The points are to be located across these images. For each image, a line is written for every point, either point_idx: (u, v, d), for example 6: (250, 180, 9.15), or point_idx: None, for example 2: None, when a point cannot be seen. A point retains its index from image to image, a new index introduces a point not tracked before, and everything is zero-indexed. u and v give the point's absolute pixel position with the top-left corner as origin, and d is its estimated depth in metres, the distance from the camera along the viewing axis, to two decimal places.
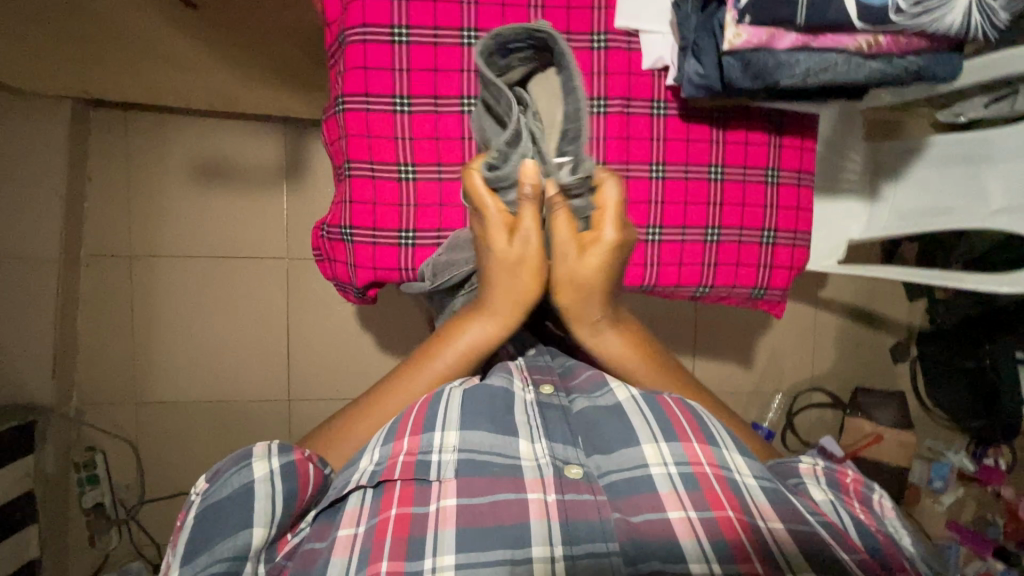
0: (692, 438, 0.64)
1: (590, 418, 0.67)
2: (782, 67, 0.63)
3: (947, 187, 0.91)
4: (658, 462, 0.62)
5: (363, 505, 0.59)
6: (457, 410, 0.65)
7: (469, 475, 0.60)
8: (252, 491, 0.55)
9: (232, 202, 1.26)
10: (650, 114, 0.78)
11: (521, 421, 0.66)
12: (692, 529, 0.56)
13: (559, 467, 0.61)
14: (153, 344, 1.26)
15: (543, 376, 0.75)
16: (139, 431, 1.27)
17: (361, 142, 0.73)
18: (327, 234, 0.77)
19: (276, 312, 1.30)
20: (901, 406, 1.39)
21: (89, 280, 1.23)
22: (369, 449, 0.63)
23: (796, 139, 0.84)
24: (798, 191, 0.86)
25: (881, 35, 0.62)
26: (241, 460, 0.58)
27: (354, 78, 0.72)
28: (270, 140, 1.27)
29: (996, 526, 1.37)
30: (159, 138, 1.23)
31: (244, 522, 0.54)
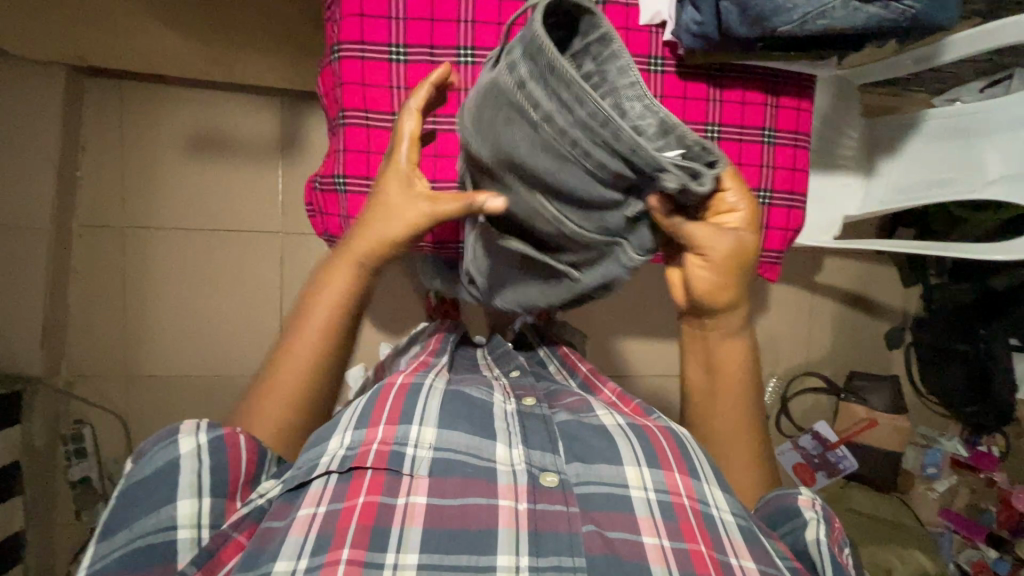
0: (675, 468, 0.63)
1: (574, 431, 0.68)
2: (779, 12, 0.63)
3: (942, 162, 0.92)
4: (639, 486, 0.62)
5: (327, 488, 0.57)
6: (435, 410, 0.65)
7: (441, 474, 0.59)
8: (177, 464, 0.56)
9: (226, 174, 1.25)
10: (648, 70, 0.78)
11: (500, 427, 0.67)
12: (663, 556, 0.56)
13: (533, 476, 0.62)
14: (144, 317, 1.25)
15: (525, 391, 0.78)
16: (129, 406, 1.25)
17: (355, 91, 0.73)
18: (320, 186, 0.78)
19: (269, 286, 1.29)
20: (894, 389, 1.38)
21: (80, 251, 1.21)
22: (339, 432, 0.62)
23: (793, 100, 0.84)
24: (794, 152, 0.86)
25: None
26: (167, 437, 0.58)
27: (350, 26, 0.72)
28: (266, 112, 1.26)
29: (990, 513, 1.37)
30: (154, 108, 1.22)
31: (170, 496, 0.55)
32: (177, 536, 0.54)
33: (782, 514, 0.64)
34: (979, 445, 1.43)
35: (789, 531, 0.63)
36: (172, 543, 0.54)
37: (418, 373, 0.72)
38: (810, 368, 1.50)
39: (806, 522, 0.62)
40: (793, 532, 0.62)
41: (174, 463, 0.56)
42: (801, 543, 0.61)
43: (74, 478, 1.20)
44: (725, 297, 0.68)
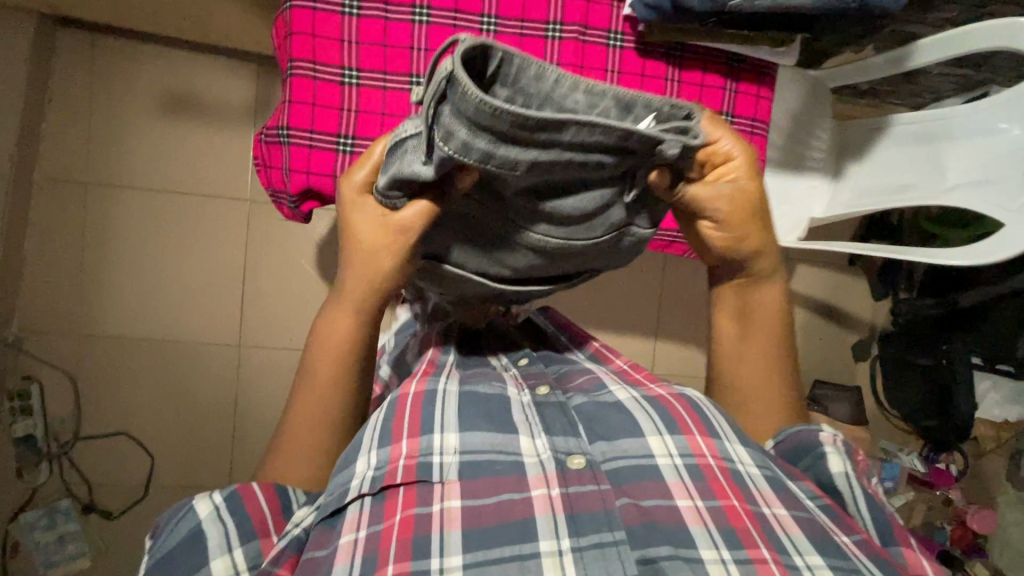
0: (696, 433, 0.64)
1: (591, 411, 0.68)
2: None
3: (907, 166, 0.92)
4: (664, 454, 0.62)
5: (364, 512, 0.57)
6: (453, 413, 0.65)
7: (472, 475, 0.59)
8: (201, 531, 0.54)
9: (196, 136, 1.23)
10: (606, 44, 0.81)
11: (520, 419, 0.66)
12: (699, 517, 0.56)
13: (561, 460, 0.61)
14: (104, 277, 1.22)
15: (538, 379, 0.76)
16: (82, 366, 1.23)
17: (305, 40, 0.77)
18: (267, 137, 0.82)
19: (233, 254, 1.27)
20: (854, 400, 1.37)
21: (43, 204, 1.19)
22: (365, 452, 0.61)
23: (752, 87, 0.86)
24: (751, 139, 0.87)
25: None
26: (183, 508, 0.56)
27: None
28: (241, 76, 1.24)
29: (943, 531, 1.42)
30: (128, 64, 1.20)
31: (199, 561, 0.53)
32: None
33: (800, 448, 0.65)
34: (937, 461, 1.43)
35: (812, 463, 0.64)
36: None
37: (431, 377, 0.70)
38: None
39: (826, 455, 0.63)
40: (812, 467, 0.64)
41: (198, 532, 0.54)
42: (826, 479, 0.62)
43: (18, 436, 1.17)
44: (749, 240, 0.68)
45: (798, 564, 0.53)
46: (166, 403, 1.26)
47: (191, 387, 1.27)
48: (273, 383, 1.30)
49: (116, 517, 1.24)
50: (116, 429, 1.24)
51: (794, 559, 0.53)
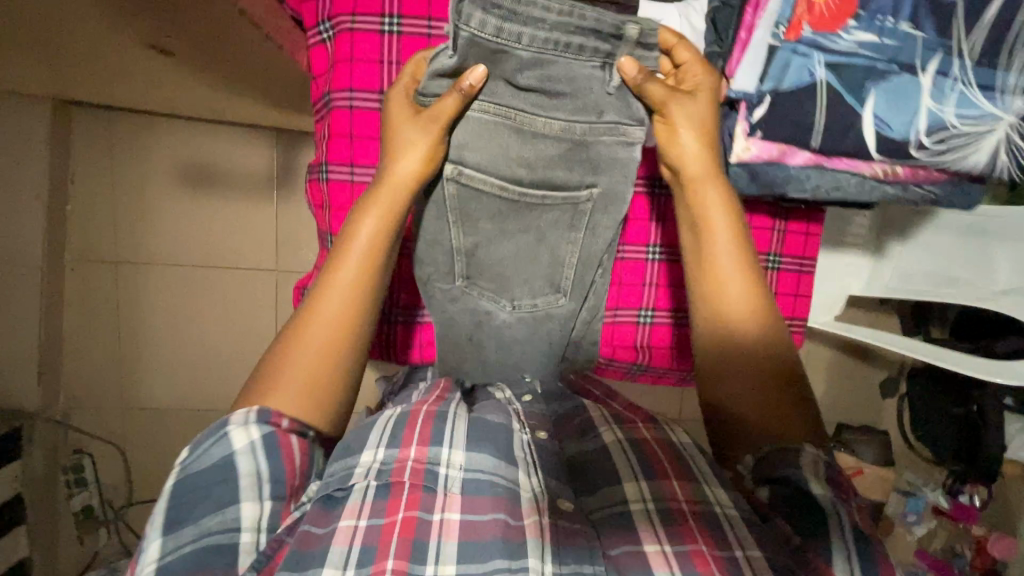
0: (670, 475, 0.60)
1: (579, 464, 0.66)
2: (792, 181, 0.67)
3: (951, 257, 0.90)
4: (635, 498, 0.58)
5: (367, 500, 0.54)
6: (463, 431, 0.62)
7: (475, 493, 0.56)
8: (232, 464, 0.52)
9: (217, 209, 1.22)
10: (649, 193, 0.85)
11: (519, 456, 0.62)
12: (666, 561, 0.52)
13: (552, 497, 0.58)
14: (140, 351, 1.25)
15: (538, 421, 0.70)
16: (127, 437, 1.27)
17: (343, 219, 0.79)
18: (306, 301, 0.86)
19: (262, 324, 1.27)
20: (885, 442, 1.39)
21: (76, 282, 1.21)
22: (372, 446, 0.58)
23: (802, 224, 0.83)
24: (799, 277, 0.84)
25: (898, 166, 0.65)
26: (218, 430, 0.54)
27: (340, 148, 0.77)
28: (262, 147, 1.21)
29: (963, 559, 1.43)
30: (147, 141, 1.18)
31: (233, 496, 0.51)
32: (239, 540, 0.50)
33: (773, 465, 0.57)
34: (960, 495, 1.40)
35: (770, 458, 0.58)
36: (235, 546, 0.50)
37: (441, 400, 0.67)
38: None
39: (805, 480, 0.54)
40: (782, 484, 0.56)
41: (229, 464, 0.52)
42: (801, 494, 0.55)
43: (77, 507, 1.23)
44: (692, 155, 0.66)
45: None
46: None
47: None
48: None
49: None
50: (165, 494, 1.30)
51: None
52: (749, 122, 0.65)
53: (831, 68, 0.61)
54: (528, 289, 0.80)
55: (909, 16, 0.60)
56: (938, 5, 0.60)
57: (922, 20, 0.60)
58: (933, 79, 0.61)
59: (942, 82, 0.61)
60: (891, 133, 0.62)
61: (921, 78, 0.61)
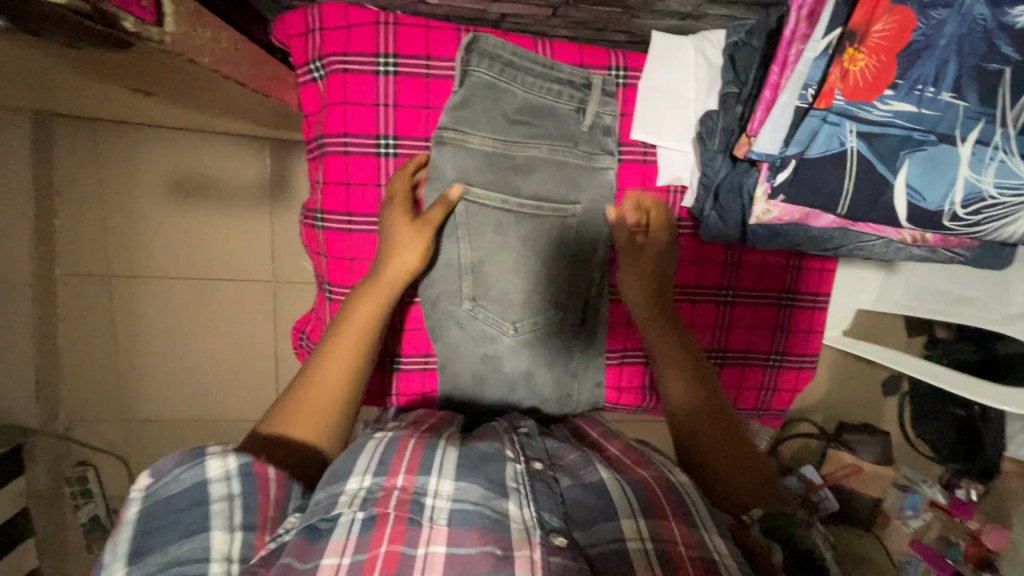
0: (671, 515, 0.54)
1: (574, 497, 0.59)
2: (814, 241, 0.72)
3: (966, 277, 0.88)
4: (634, 537, 0.52)
5: (350, 536, 0.49)
6: (452, 462, 0.57)
7: (461, 527, 0.51)
8: (205, 492, 0.48)
9: (210, 222, 1.19)
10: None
11: (510, 486, 0.56)
12: None
13: (544, 532, 0.52)
14: (139, 365, 1.24)
15: (535, 452, 0.65)
16: (131, 448, 1.27)
17: (341, 264, 0.82)
18: (307, 345, 0.87)
19: (262, 336, 1.25)
20: (885, 443, 1.39)
21: (69, 299, 1.18)
22: (358, 473, 0.54)
23: (817, 263, 0.88)
24: (812, 314, 0.89)
25: (927, 233, 0.68)
26: (190, 458, 0.50)
27: (337, 197, 0.80)
28: (254, 160, 1.18)
29: (957, 548, 1.40)
30: (134, 155, 1.15)
31: (203, 524, 0.47)
32: (206, 572, 0.45)
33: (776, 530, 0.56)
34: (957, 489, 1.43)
35: (769, 522, 0.57)
36: None
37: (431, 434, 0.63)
38: (801, 412, 1.54)
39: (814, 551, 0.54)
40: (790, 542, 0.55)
41: (200, 493, 0.48)
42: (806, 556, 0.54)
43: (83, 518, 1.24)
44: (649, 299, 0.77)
45: None
46: None
47: None
48: None
49: None
50: None
51: None
52: (772, 185, 0.64)
53: (863, 139, 0.59)
54: (525, 310, 0.79)
55: (953, 84, 0.57)
56: (983, 74, 0.57)
57: (965, 88, 0.57)
58: (973, 148, 0.59)
59: (982, 151, 0.59)
60: (924, 205, 0.62)
61: (960, 150, 0.59)
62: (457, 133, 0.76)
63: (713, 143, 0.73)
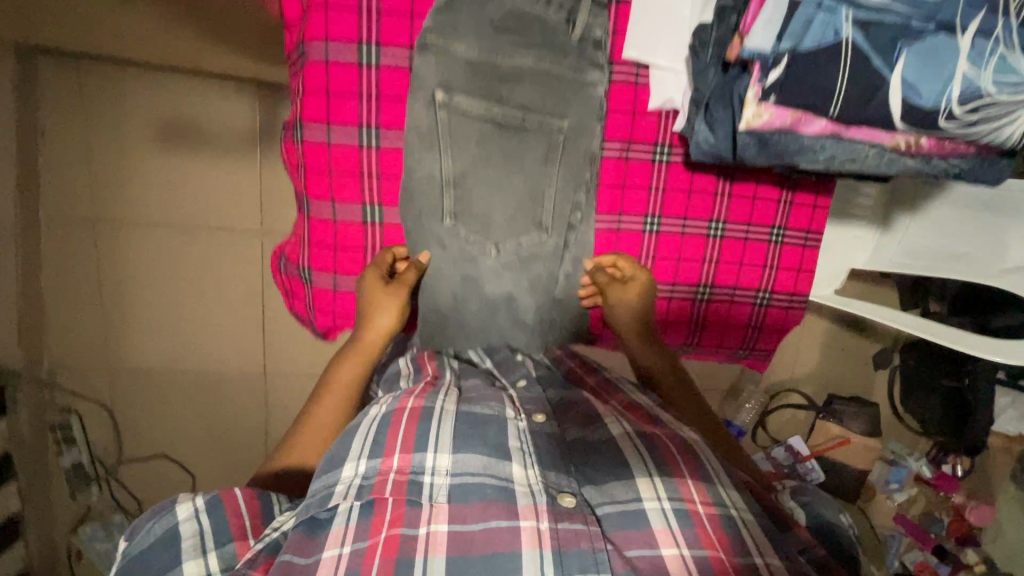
0: (686, 474, 0.63)
1: (593, 452, 0.66)
2: (805, 151, 0.67)
3: (959, 232, 0.90)
4: (652, 496, 0.61)
5: (349, 524, 0.56)
6: (449, 432, 0.63)
7: (462, 500, 0.58)
8: (176, 533, 0.56)
9: (197, 167, 1.16)
10: (650, 158, 0.85)
11: (514, 446, 0.64)
12: (684, 567, 0.54)
13: (552, 496, 0.59)
14: (124, 313, 1.22)
15: (535, 405, 0.72)
16: (115, 396, 1.26)
17: (322, 180, 0.82)
18: (287, 268, 0.88)
19: (250, 287, 1.24)
20: (873, 415, 1.41)
21: (52, 242, 1.16)
22: (353, 459, 0.60)
23: (808, 197, 0.90)
24: (802, 251, 0.92)
25: (924, 138, 0.65)
26: (159, 512, 0.58)
27: (317, 108, 0.79)
28: (244, 104, 1.15)
29: (941, 523, 1.44)
30: (120, 94, 1.11)
31: (175, 559, 0.54)
32: None
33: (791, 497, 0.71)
34: (943, 464, 1.45)
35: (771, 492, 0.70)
36: None
37: (428, 394, 0.69)
38: (792, 385, 1.50)
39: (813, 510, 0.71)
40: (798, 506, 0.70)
41: (173, 533, 0.56)
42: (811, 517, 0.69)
43: (67, 464, 1.23)
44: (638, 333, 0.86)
45: None
46: (193, 425, 1.31)
47: (219, 411, 1.30)
48: (298, 406, 1.32)
49: None
50: (157, 451, 1.31)
51: None
52: (762, 87, 0.64)
53: (860, 29, 0.58)
54: (511, 231, 0.83)
55: None
56: None
57: None
58: (972, 41, 0.58)
59: (982, 45, 0.58)
60: (922, 103, 0.59)
61: (960, 40, 0.58)
62: (441, 40, 0.77)
63: (706, 56, 0.73)
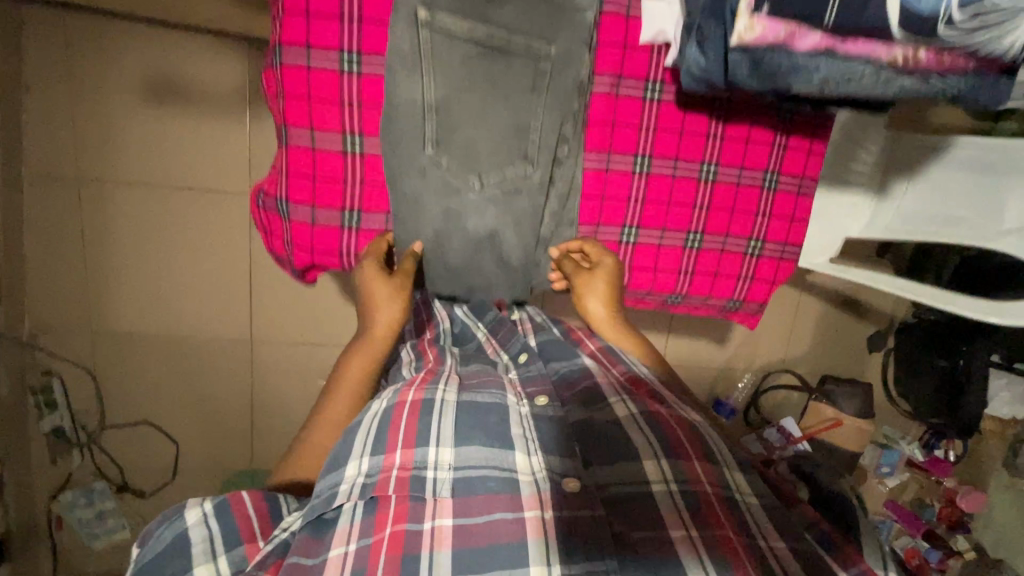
0: (693, 457, 0.62)
1: (596, 434, 0.64)
2: (799, 70, 0.64)
3: (957, 196, 0.88)
4: (659, 480, 0.59)
5: (354, 523, 0.56)
6: (450, 425, 0.62)
7: (466, 493, 0.57)
8: (185, 538, 0.54)
9: (184, 127, 1.14)
10: (641, 95, 0.83)
11: (516, 434, 0.62)
12: (693, 550, 0.54)
13: (556, 483, 0.58)
14: (108, 275, 1.20)
15: (537, 386, 0.70)
16: (99, 361, 1.24)
17: (301, 107, 0.78)
18: (263, 203, 0.84)
19: (237, 252, 1.22)
20: (866, 395, 1.38)
21: (35, 199, 1.13)
22: (355, 457, 0.59)
23: (803, 141, 0.88)
24: (796, 199, 0.91)
25: (921, 50, 0.62)
26: (169, 516, 0.56)
27: (296, 30, 0.76)
28: (233, 62, 1.13)
29: (932, 510, 1.45)
30: (106, 49, 1.09)
31: (184, 564, 0.52)
32: None
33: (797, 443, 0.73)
34: (936, 449, 1.44)
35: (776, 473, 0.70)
36: None
37: (429, 384, 0.66)
38: (784, 365, 1.49)
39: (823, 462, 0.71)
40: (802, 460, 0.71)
41: (182, 538, 0.54)
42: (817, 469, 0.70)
43: (47, 429, 1.21)
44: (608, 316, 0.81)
45: None
46: (178, 393, 1.29)
47: (205, 379, 1.29)
48: (286, 376, 1.32)
49: (150, 495, 1.33)
50: (140, 419, 1.29)
51: None
52: None
53: None
54: (495, 163, 0.77)
55: None
56: None
57: None
58: None
59: None
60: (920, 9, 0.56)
61: None
62: None
63: None
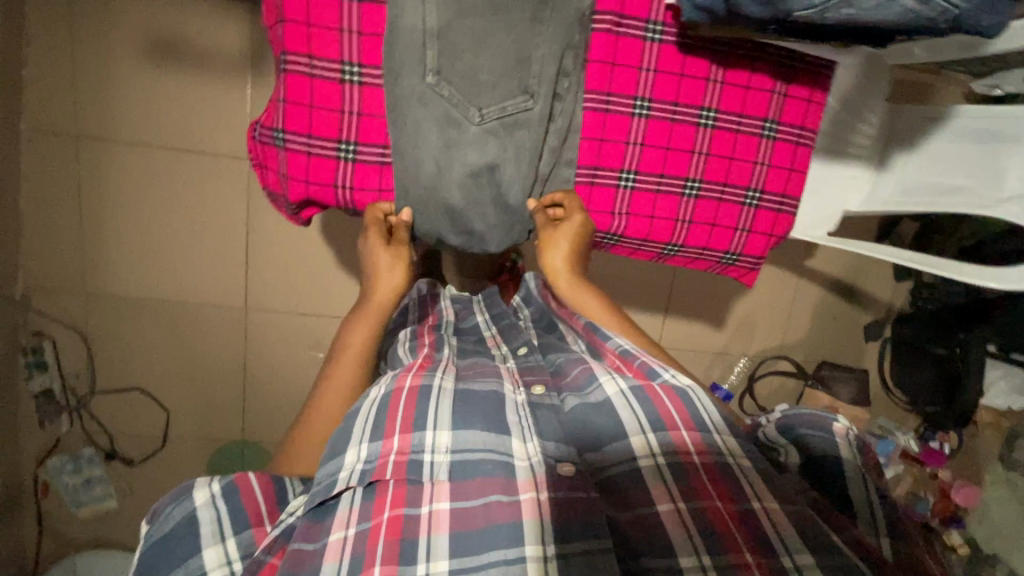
0: (681, 426, 0.58)
1: (583, 420, 0.60)
2: None
3: (958, 164, 0.88)
4: (645, 453, 0.56)
5: (354, 506, 0.52)
6: (446, 412, 0.58)
7: (463, 477, 0.54)
8: (194, 518, 0.50)
9: (185, 87, 1.14)
10: (643, 36, 0.82)
11: (512, 421, 0.60)
12: (682, 522, 0.50)
13: (551, 466, 0.55)
14: (102, 235, 1.19)
15: (534, 376, 0.67)
16: (91, 323, 1.23)
17: (299, 32, 0.76)
18: (262, 137, 0.83)
19: (233, 217, 1.22)
20: (861, 382, 1.39)
21: (33, 155, 1.13)
22: (354, 443, 0.55)
23: (803, 92, 0.89)
24: (795, 149, 0.92)
25: None
26: (180, 494, 0.52)
27: None
28: (236, 24, 1.13)
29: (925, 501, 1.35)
30: (109, 6, 1.09)
31: (193, 546, 0.49)
32: None
33: (811, 422, 0.67)
34: (930, 441, 1.41)
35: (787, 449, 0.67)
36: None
37: (427, 371, 0.64)
38: (781, 352, 1.48)
39: (835, 441, 0.65)
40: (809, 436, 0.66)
41: (192, 519, 0.50)
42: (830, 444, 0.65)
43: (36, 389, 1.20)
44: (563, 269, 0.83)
45: (779, 556, 0.47)
46: (169, 358, 1.28)
47: (197, 346, 1.28)
48: (280, 346, 1.30)
49: (138, 464, 1.31)
50: (131, 384, 1.28)
51: (781, 559, 0.47)
52: None
53: None
54: (494, 95, 0.75)
55: None
56: None
57: None
58: None
59: None
60: None
61: None
62: None
63: None
